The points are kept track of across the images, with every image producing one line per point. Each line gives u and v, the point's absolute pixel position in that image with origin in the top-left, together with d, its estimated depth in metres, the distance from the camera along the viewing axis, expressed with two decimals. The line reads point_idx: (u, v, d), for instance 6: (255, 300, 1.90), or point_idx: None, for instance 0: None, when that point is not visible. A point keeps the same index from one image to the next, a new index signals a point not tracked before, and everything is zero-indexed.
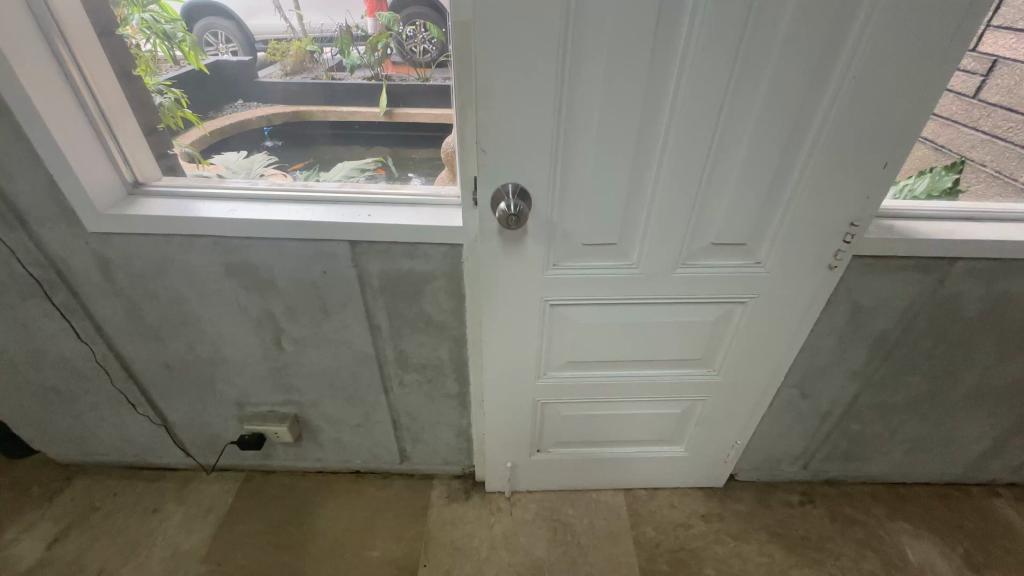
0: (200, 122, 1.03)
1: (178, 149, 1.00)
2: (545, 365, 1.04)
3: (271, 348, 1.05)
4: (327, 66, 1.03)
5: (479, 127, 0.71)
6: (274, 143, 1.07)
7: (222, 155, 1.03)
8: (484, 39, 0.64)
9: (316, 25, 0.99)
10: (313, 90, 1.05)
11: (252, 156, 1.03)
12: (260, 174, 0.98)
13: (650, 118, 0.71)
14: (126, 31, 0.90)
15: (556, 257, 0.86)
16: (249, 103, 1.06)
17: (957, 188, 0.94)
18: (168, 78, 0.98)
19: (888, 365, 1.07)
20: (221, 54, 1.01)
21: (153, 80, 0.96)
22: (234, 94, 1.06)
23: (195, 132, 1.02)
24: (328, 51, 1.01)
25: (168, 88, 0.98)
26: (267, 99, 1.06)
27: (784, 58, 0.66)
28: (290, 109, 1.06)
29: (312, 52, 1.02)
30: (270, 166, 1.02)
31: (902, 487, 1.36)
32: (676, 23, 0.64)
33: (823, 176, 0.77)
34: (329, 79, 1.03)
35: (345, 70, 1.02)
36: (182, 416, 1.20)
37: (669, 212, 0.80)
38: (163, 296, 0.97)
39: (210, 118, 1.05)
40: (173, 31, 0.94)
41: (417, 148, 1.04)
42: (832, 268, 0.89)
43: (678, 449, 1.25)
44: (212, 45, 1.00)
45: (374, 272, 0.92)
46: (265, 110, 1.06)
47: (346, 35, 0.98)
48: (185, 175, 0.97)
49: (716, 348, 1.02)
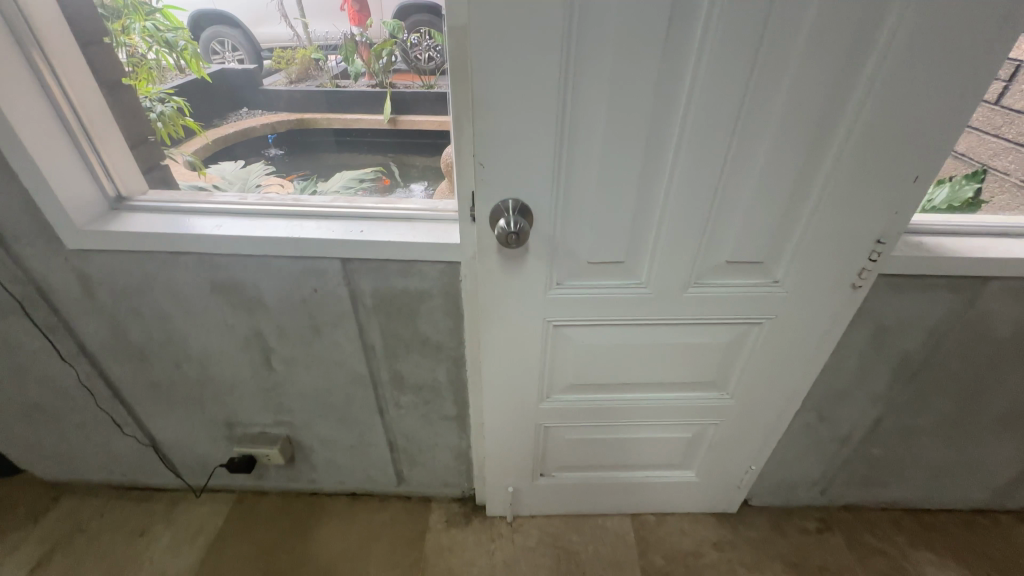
0: (201, 131, 1.01)
1: (178, 158, 0.98)
2: (548, 387, 0.98)
3: (261, 368, 1.00)
4: (332, 73, 0.99)
5: (476, 138, 0.66)
6: (278, 151, 1.04)
7: (219, 165, 1.00)
8: (480, 46, 0.59)
9: (321, 34, 0.95)
10: (315, 97, 1.01)
11: (249, 166, 1.00)
12: (256, 185, 0.95)
13: (660, 129, 0.66)
14: (125, 40, 0.89)
15: (559, 275, 0.80)
16: (253, 111, 1.02)
17: (979, 199, 0.88)
18: (170, 87, 0.96)
19: (913, 389, 1.00)
20: (226, 62, 0.98)
21: (155, 88, 0.94)
22: (239, 103, 1.03)
23: (196, 140, 1.00)
24: (333, 59, 0.97)
25: (169, 97, 0.96)
26: (270, 107, 1.02)
27: (805, 64, 0.61)
28: (294, 116, 1.03)
29: (316, 59, 0.98)
30: (268, 175, 0.99)
31: (926, 513, 1.29)
32: (687, 27, 0.59)
33: (846, 190, 0.71)
34: (333, 87, 1.00)
35: (349, 77, 0.99)
36: (169, 435, 1.15)
37: (680, 228, 0.75)
38: (147, 314, 0.92)
39: (211, 128, 1.02)
40: (175, 39, 0.92)
41: (421, 154, 1.01)
42: (856, 288, 0.83)
43: (689, 473, 1.18)
44: (218, 54, 0.97)
45: (366, 290, 0.87)
46: (269, 118, 1.03)
47: (351, 42, 0.94)
48: (178, 187, 0.94)
49: (730, 370, 0.96)
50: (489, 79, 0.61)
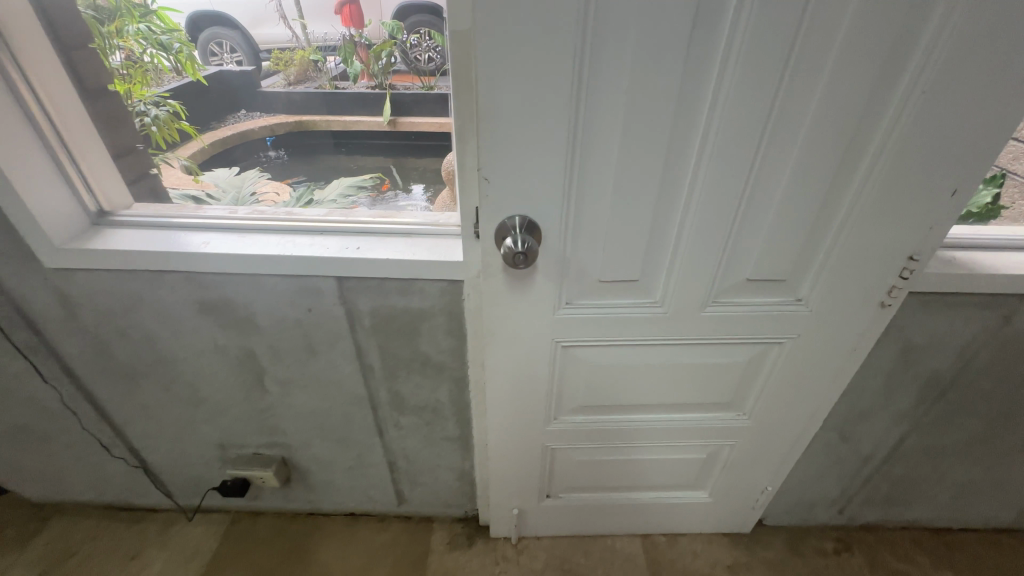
0: (196, 135, 0.97)
1: (177, 162, 0.95)
2: (556, 409, 0.93)
3: (254, 389, 0.95)
4: (331, 75, 0.94)
5: (481, 152, 0.61)
6: (277, 153, 1.02)
7: (214, 171, 0.98)
8: (486, 52, 0.54)
9: (321, 34, 0.90)
10: (315, 100, 0.97)
11: (244, 172, 0.98)
12: (251, 195, 0.94)
13: (679, 141, 0.61)
14: (117, 42, 0.84)
15: (569, 294, 0.76)
16: (252, 113, 0.98)
17: (997, 206, 0.81)
18: (166, 90, 0.91)
19: (940, 408, 0.95)
20: (225, 65, 0.93)
21: (150, 92, 0.90)
22: (238, 104, 0.98)
23: (193, 145, 0.97)
24: (333, 60, 0.92)
25: (165, 100, 0.91)
26: (269, 109, 0.98)
27: (840, 69, 0.56)
28: (292, 119, 0.99)
29: (315, 61, 0.93)
30: (263, 180, 0.98)
31: (948, 532, 1.23)
32: (713, 30, 0.54)
33: (879, 204, 0.66)
34: (332, 89, 0.95)
35: (348, 79, 0.94)
36: (161, 457, 1.11)
37: (699, 244, 0.70)
38: (133, 334, 0.87)
39: (207, 131, 0.98)
40: (170, 41, 0.86)
41: (423, 157, 0.98)
42: (884, 307, 0.78)
43: (702, 494, 1.13)
44: (217, 55, 0.91)
45: (364, 309, 0.82)
46: (268, 120, 0.99)
47: (350, 44, 0.89)
48: (168, 194, 0.92)
49: (748, 390, 0.91)
50: (495, 88, 0.56)
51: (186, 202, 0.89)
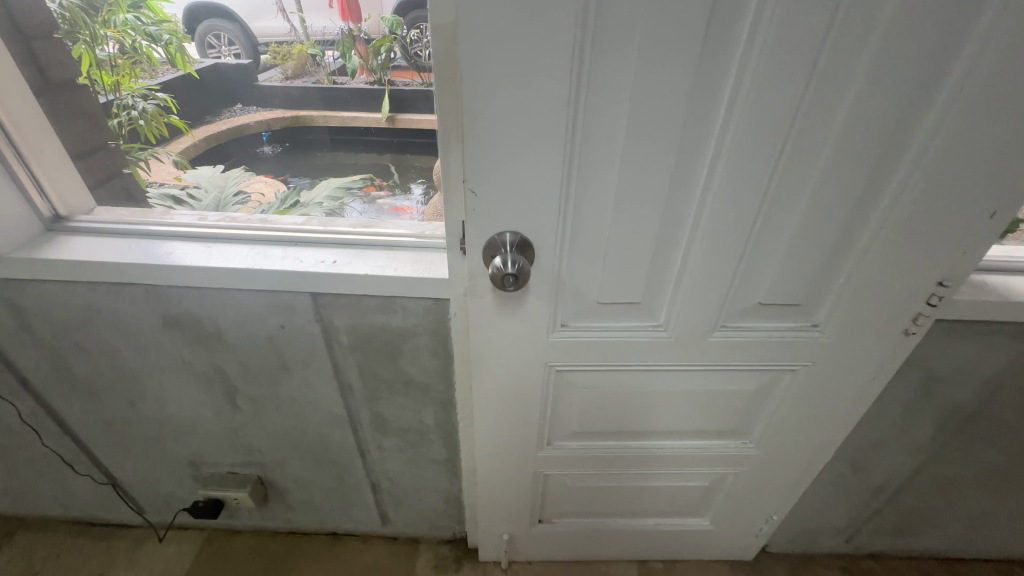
0: (187, 129, 0.99)
1: (165, 157, 0.96)
2: (549, 434, 0.87)
3: (226, 407, 0.89)
4: (328, 70, 0.98)
5: (468, 164, 0.55)
6: (273, 148, 1.03)
7: (197, 170, 0.96)
8: (472, 49, 0.47)
9: (318, 28, 0.95)
10: (312, 94, 0.99)
11: (227, 171, 0.96)
12: (235, 194, 0.91)
13: (690, 153, 0.55)
14: (107, 32, 0.86)
15: (565, 316, 0.69)
16: (248, 107, 1.01)
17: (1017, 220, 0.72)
18: (156, 83, 0.95)
19: (958, 440, 0.89)
20: (223, 56, 1.00)
21: (138, 84, 0.93)
22: (233, 99, 1.02)
23: (184, 140, 0.99)
24: (330, 54, 0.96)
25: (153, 92, 0.94)
26: (266, 103, 1.00)
27: (873, 78, 0.50)
28: (289, 114, 1.01)
29: (313, 55, 0.97)
30: (246, 181, 0.95)
31: (961, 563, 1.17)
32: (730, 28, 0.47)
33: (908, 226, 0.60)
34: (330, 83, 0.98)
35: (346, 74, 0.98)
36: (129, 474, 1.04)
37: (709, 265, 0.63)
38: (93, 348, 0.81)
39: (198, 126, 1.01)
40: (159, 32, 0.91)
41: (418, 155, 0.99)
42: (908, 334, 0.71)
43: (702, 521, 1.07)
44: (215, 47, 0.99)
45: (341, 327, 0.76)
46: (264, 114, 1.00)
47: (348, 37, 0.93)
48: (148, 194, 0.89)
49: (755, 418, 0.85)
50: (484, 91, 0.50)
51: (165, 202, 0.87)
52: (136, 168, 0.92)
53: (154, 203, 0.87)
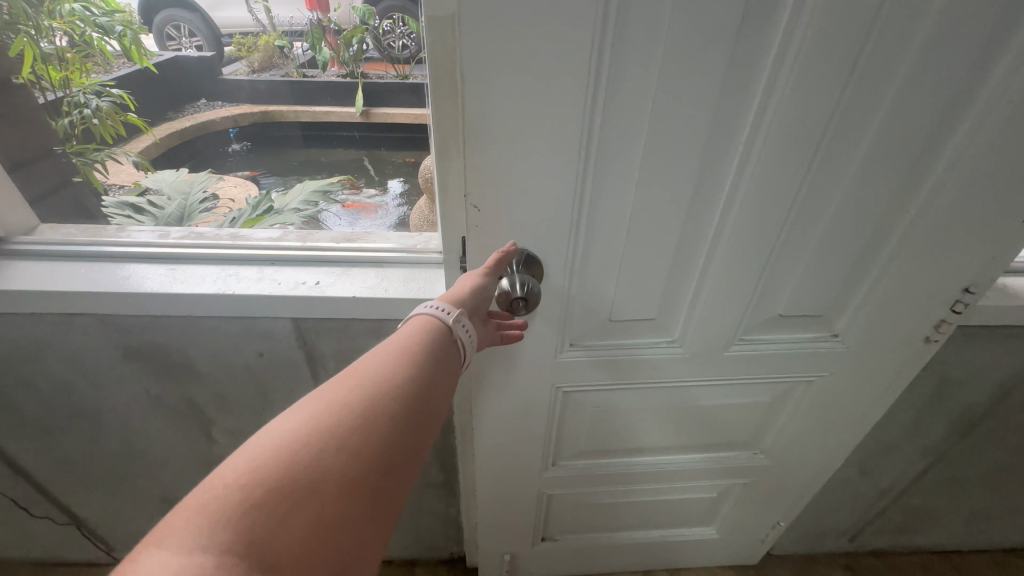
0: (148, 128, 0.89)
1: (125, 158, 0.87)
2: (554, 454, 0.82)
3: (200, 440, 0.81)
4: (297, 62, 0.89)
5: (470, 177, 0.49)
6: (242, 146, 0.96)
7: (160, 173, 0.88)
8: (475, 48, 0.41)
9: (285, 18, 0.83)
10: (281, 88, 0.91)
11: (192, 175, 0.88)
12: (202, 202, 0.83)
13: (713, 162, 0.50)
14: (53, 24, 0.74)
15: (573, 335, 0.64)
16: (213, 102, 0.92)
17: None
18: (111, 79, 0.84)
19: (968, 440, 0.88)
20: (183, 49, 0.88)
21: (90, 80, 0.82)
22: (196, 93, 0.91)
23: (145, 140, 0.90)
24: (299, 46, 0.86)
25: (108, 89, 0.83)
26: (231, 97, 0.92)
27: (914, 80, 0.45)
28: (257, 109, 0.94)
29: (281, 47, 0.87)
30: (213, 186, 0.86)
31: (959, 556, 1.16)
32: (766, 22, 0.42)
33: (936, 235, 0.56)
34: (300, 77, 0.91)
35: (317, 67, 0.90)
36: (95, 512, 0.95)
37: (730, 279, 0.59)
38: (44, 385, 0.72)
39: (160, 123, 0.91)
40: (111, 24, 0.78)
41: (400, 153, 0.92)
42: (929, 342, 0.68)
43: (709, 529, 1.04)
44: (174, 39, 0.86)
45: (326, 353, 0.69)
46: (231, 110, 0.92)
47: (318, 28, 0.82)
48: (105, 202, 0.80)
49: (767, 428, 0.81)
50: (489, 96, 0.44)
51: (123, 212, 0.78)
52: (92, 172, 0.83)
53: (111, 214, 0.78)
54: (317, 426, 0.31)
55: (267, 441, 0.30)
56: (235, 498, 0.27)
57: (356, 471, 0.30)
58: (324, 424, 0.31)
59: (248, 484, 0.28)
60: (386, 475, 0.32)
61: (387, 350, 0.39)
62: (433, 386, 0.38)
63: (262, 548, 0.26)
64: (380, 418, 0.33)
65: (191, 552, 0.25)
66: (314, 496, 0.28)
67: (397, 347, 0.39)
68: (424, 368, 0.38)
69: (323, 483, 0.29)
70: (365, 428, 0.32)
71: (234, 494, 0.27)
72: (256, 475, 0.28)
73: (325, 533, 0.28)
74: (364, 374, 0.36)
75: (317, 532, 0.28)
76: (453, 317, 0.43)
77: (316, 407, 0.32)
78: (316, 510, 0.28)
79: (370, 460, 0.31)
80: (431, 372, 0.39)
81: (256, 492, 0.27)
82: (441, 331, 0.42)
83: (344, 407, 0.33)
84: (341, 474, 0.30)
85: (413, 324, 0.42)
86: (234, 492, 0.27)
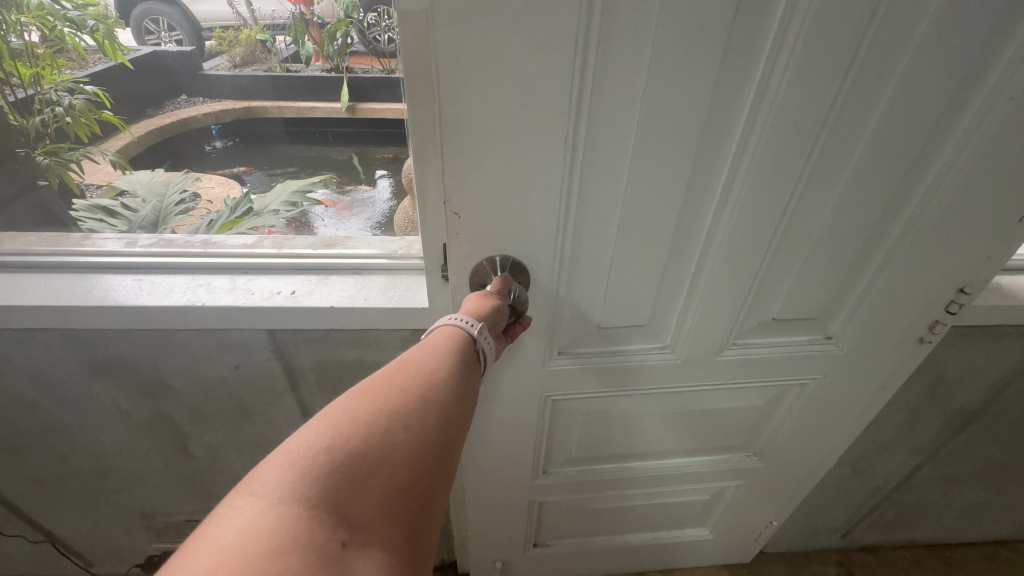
0: (125, 127, 0.83)
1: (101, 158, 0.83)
2: (544, 461, 0.80)
3: (177, 455, 0.78)
4: (281, 57, 0.82)
5: (451, 182, 0.46)
6: (224, 142, 0.90)
7: (135, 173, 0.86)
8: (453, 44, 0.38)
9: (267, 12, 0.78)
10: (263, 84, 0.84)
11: (168, 175, 0.87)
12: (177, 205, 0.82)
13: (705, 163, 0.48)
14: (23, 19, 0.73)
15: (561, 342, 0.62)
16: (194, 98, 0.85)
17: None
18: (86, 75, 0.79)
19: (961, 437, 0.87)
20: (162, 44, 0.81)
21: (63, 77, 0.78)
22: (176, 89, 0.84)
23: (120, 138, 0.84)
24: (282, 41, 0.80)
25: (82, 85, 0.78)
26: (213, 92, 0.85)
27: (913, 77, 0.43)
28: (239, 105, 0.86)
29: (262, 41, 0.81)
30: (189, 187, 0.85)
31: (949, 549, 1.17)
32: (761, 15, 0.39)
33: (932, 235, 0.55)
34: (284, 72, 0.83)
35: (300, 62, 0.82)
36: (69, 529, 0.92)
37: (723, 282, 0.57)
38: (6, 402, 0.68)
39: (137, 122, 0.84)
40: (82, 18, 0.74)
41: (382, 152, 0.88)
42: (923, 343, 0.67)
43: (702, 530, 1.03)
44: (153, 34, 0.79)
45: (305, 364, 0.66)
46: (212, 106, 0.85)
47: (300, 22, 0.77)
48: (76, 203, 0.79)
49: (761, 430, 0.80)
50: (471, 95, 0.41)
51: (94, 215, 0.77)
52: (67, 172, 0.81)
53: (82, 218, 0.77)
54: (382, 405, 0.32)
55: (339, 413, 0.31)
56: (321, 458, 0.28)
57: (420, 452, 0.31)
58: (391, 400, 0.33)
59: (330, 447, 0.29)
60: (443, 453, 0.33)
61: (429, 345, 0.40)
62: (472, 384, 0.39)
63: (340, 509, 0.27)
64: (433, 402, 0.34)
65: (278, 504, 0.26)
66: (387, 466, 0.30)
67: (440, 345, 0.40)
68: (465, 365, 0.40)
69: (392, 453, 0.30)
70: (424, 411, 0.33)
71: (316, 456, 0.28)
72: (335, 440, 0.29)
73: (398, 498, 0.29)
74: (413, 365, 0.37)
75: (388, 500, 0.29)
76: (477, 328, 0.43)
77: (380, 389, 0.33)
78: (388, 479, 0.29)
79: (429, 439, 0.32)
80: (470, 367, 0.40)
81: (338, 451, 0.29)
82: (469, 341, 0.42)
83: (404, 393, 0.34)
84: (409, 445, 0.31)
85: (442, 331, 0.42)
86: (316, 454, 0.28)
